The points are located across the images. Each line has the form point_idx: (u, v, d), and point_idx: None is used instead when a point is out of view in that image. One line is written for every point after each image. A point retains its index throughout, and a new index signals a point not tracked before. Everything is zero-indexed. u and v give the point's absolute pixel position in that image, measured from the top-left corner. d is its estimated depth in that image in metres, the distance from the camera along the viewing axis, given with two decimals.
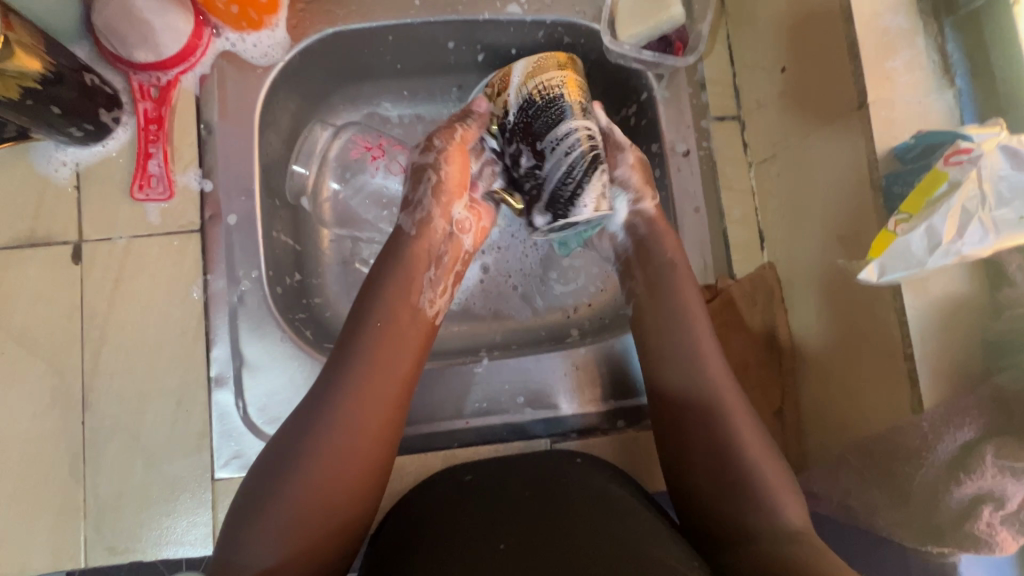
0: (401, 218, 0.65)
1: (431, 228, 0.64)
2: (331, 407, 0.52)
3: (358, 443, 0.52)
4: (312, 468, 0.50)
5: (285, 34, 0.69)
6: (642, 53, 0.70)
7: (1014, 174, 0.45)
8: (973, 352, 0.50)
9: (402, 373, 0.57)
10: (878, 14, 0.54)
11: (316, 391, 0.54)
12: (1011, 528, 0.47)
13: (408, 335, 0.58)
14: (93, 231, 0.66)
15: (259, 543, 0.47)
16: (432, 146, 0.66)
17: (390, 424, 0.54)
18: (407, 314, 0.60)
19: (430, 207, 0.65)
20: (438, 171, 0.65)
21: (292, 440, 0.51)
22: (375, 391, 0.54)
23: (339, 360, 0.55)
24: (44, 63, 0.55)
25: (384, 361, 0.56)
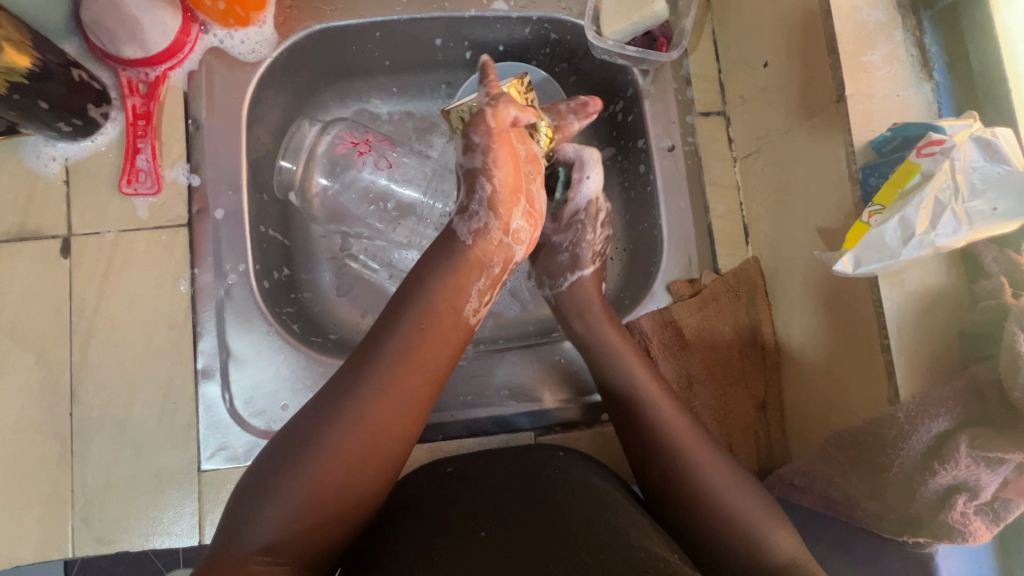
0: (454, 224, 0.60)
1: (487, 239, 0.59)
2: (353, 401, 0.50)
3: (381, 441, 0.50)
4: (330, 458, 0.48)
5: (272, 30, 0.69)
6: (626, 49, 0.71)
7: (987, 166, 0.46)
8: (949, 343, 0.51)
9: (435, 376, 0.54)
10: (856, 9, 0.54)
11: (339, 381, 0.52)
12: (985, 516, 0.48)
13: (447, 339, 0.55)
14: (82, 225, 0.67)
15: (264, 528, 0.46)
16: (475, 146, 0.58)
17: (415, 424, 0.53)
18: (449, 316, 0.56)
19: (485, 214, 0.59)
20: (489, 178, 0.58)
21: (311, 431, 0.49)
22: (406, 391, 0.52)
23: (370, 350, 0.53)
24: (32, 59, 0.56)
25: (419, 361, 0.53)
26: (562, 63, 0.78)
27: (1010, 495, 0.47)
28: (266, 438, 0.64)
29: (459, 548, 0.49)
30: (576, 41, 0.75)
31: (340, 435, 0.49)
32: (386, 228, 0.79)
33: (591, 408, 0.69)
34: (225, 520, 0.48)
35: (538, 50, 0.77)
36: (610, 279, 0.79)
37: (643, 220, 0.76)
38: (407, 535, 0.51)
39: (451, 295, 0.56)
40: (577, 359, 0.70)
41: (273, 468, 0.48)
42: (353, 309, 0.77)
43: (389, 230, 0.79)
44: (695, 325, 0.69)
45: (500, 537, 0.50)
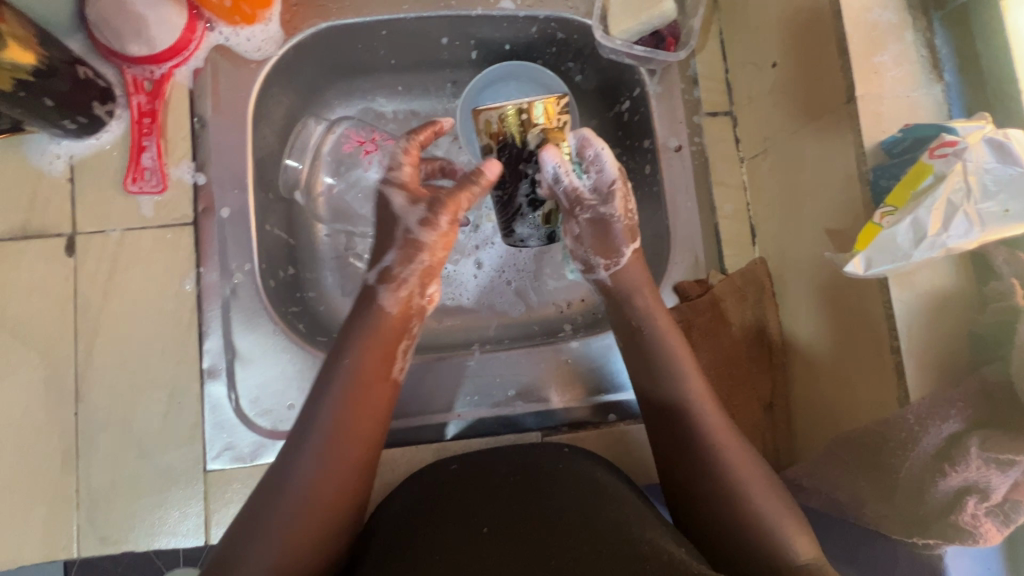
0: (375, 293, 0.57)
1: (405, 304, 0.57)
2: (293, 489, 0.47)
3: (324, 521, 0.48)
4: (279, 553, 0.46)
5: (278, 28, 0.69)
6: (634, 48, 0.70)
7: (1000, 167, 0.45)
8: (958, 345, 0.50)
9: (370, 439, 0.51)
10: (867, 9, 0.54)
11: (279, 469, 0.49)
12: (995, 519, 0.47)
13: (375, 400, 0.52)
14: (87, 224, 0.66)
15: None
16: (433, 224, 0.58)
17: (357, 492, 0.50)
18: (376, 379, 0.53)
19: (412, 285, 0.58)
20: (428, 255, 0.58)
21: (256, 524, 0.47)
22: (341, 466, 0.49)
23: (300, 434, 0.50)
24: (37, 55, 0.56)
25: (351, 432, 0.50)
26: (568, 62, 0.78)
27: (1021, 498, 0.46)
28: (272, 438, 0.64)
29: (463, 548, 0.49)
30: (583, 40, 0.74)
31: (282, 527, 0.46)
32: None
33: (607, 406, 0.69)
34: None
35: (544, 49, 0.77)
36: None
37: (649, 219, 0.76)
38: (412, 532, 0.52)
39: (382, 355, 0.54)
40: (595, 359, 0.70)
41: (235, 543, 0.46)
42: None
43: None
44: (702, 325, 0.69)
45: (504, 536, 0.50)
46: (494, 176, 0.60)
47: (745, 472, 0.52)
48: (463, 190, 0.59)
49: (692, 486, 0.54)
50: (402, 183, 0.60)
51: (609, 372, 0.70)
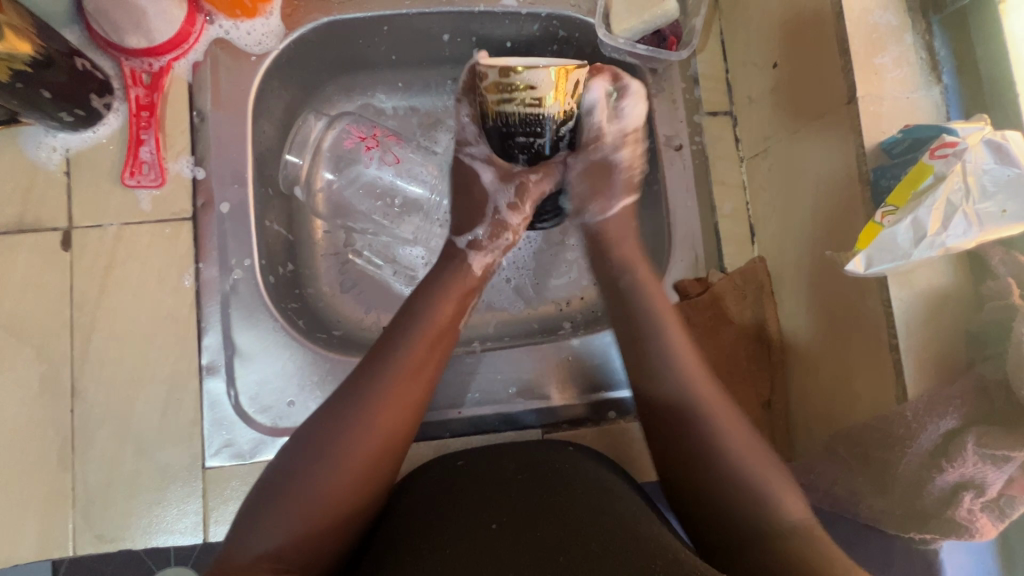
0: (467, 256, 0.65)
1: (489, 267, 0.66)
2: (353, 416, 0.52)
3: (374, 454, 0.52)
4: (339, 463, 0.50)
5: (279, 22, 0.68)
6: (635, 47, 0.71)
7: (998, 168, 0.46)
8: (954, 343, 0.51)
9: (428, 383, 0.56)
10: (868, 11, 0.54)
11: (337, 398, 0.54)
12: (990, 513, 0.48)
13: (438, 347, 0.58)
14: (83, 218, 0.65)
15: (271, 532, 0.48)
16: (523, 209, 0.66)
17: (407, 434, 0.55)
18: (439, 327, 0.59)
19: (497, 255, 0.67)
20: (514, 234, 0.67)
21: (314, 445, 0.51)
22: (404, 398, 0.54)
23: (371, 361, 0.56)
24: (34, 46, 0.55)
25: (415, 368, 0.56)
26: (570, 61, 0.77)
27: (1015, 492, 0.47)
28: (272, 435, 0.64)
29: (471, 543, 0.50)
30: (585, 39, 0.74)
31: (335, 451, 0.51)
32: (390, 224, 0.78)
33: (608, 403, 0.69)
34: (233, 525, 0.49)
35: (545, 47, 0.76)
36: None
37: (650, 218, 0.76)
38: (415, 527, 0.52)
39: (445, 318, 0.60)
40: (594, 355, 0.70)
41: (297, 456, 0.51)
42: (355, 306, 0.76)
43: (394, 226, 0.78)
44: (701, 323, 0.70)
45: (512, 531, 0.50)
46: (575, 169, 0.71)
47: (761, 472, 0.52)
48: (544, 177, 0.66)
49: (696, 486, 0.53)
50: (491, 158, 0.67)
51: (610, 369, 0.70)
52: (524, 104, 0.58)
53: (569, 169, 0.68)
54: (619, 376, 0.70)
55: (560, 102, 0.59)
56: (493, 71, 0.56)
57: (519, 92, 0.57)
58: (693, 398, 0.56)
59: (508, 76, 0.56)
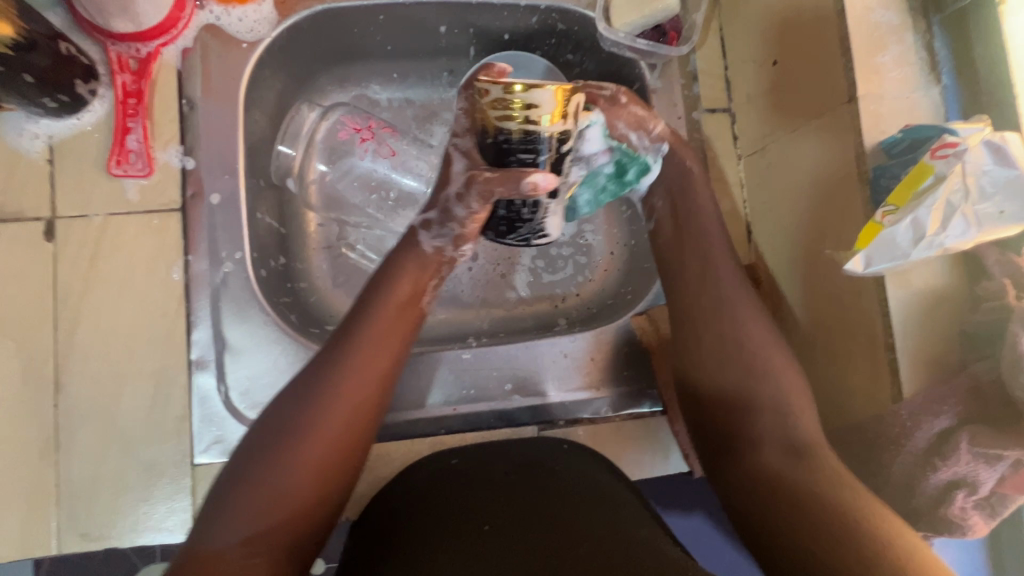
0: (417, 237, 0.63)
1: (442, 252, 0.63)
2: (313, 396, 0.51)
3: (342, 433, 0.51)
4: (305, 445, 0.49)
5: (272, 10, 0.67)
6: (636, 41, 0.70)
7: (997, 169, 0.46)
8: (950, 342, 0.52)
9: (393, 357, 0.56)
10: (869, 10, 0.54)
11: (300, 379, 0.53)
12: (982, 512, 0.49)
13: (403, 324, 0.58)
14: (68, 208, 0.63)
15: (240, 522, 0.46)
16: (467, 202, 0.59)
17: (374, 413, 0.54)
18: (406, 304, 0.59)
19: (447, 242, 0.64)
20: (462, 226, 0.62)
21: (277, 429, 0.50)
22: (368, 378, 0.53)
23: (336, 341, 0.55)
24: (16, 28, 0.52)
25: (378, 346, 0.55)
26: (567, 54, 0.76)
27: (1007, 491, 0.48)
28: None
29: (460, 540, 0.49)
30: (583, 32, 0.73)
31: (301, 437, 0.49)
32: (384, 218, 0.77)
33: (615, 398, 0.70)
34: (196, 522, 0.48)
35: (543, 40, 0.75)
36: (611, 275, 0.79)
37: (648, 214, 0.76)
38: (406, 525, 0.51)
39: (406, 293, 0.59)
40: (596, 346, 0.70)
41: (262, 442, 0.50)
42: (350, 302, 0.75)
43: (389, 220, 0.77)
44: None
45: (504, 533, 0.49)
46: (544, 186, 0.54)
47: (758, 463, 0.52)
48: (500, 180, 0.55)
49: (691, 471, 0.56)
50: (467, 149, 0.62)
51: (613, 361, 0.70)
52: (518, 120, 0.50)
53: (530, 179, 0.54)
54: (651, 363, 0.70)
55: (554, 123, 0.50)
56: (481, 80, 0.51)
57: (510, 109, 0.50)
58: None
59: (502, 88, 0.49)
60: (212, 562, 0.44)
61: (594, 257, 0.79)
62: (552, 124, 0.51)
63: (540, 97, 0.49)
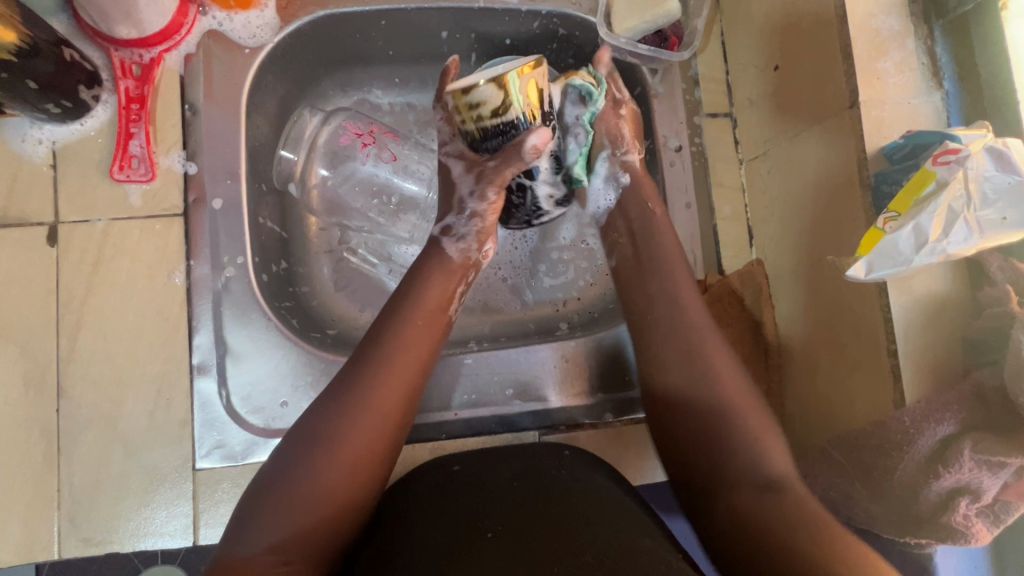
0: (441, 243, 0.64)
1: (469, 255, 0.64)
2: (348, 402, 0.52)
3: (372, 440, 0.51)
4: (336, 451, 0.50)
5: (274, 15, 0.67)
6: (636, 47, 0.71)
7: (999, 175, 0.46)
8: (953, 349, 0.51)
9: (422, 364, 0.56)
10: (871, 15, 0.54)
11: (332, 386, 0.53)
12: (986, 519, 0.49)
13: (431, 329, 0.58)
14: (70, 213, 0.64)
15: (270, 527, 0.47)
16: (485, 196, 0.63)
17: (402, 422, 0.54)
18: (433, 310, 0.59)
19: (471, 242, 0.65)
20: (483, 219, 0.65)
21: (310, 436, 0.50)
22: (398, 385, 0.54)
23: (366, 347, 0.55)
24: (19, 34, 0.53)
25: (407, 352, 0.55)
26: (568, 59, 0.77)
27: (1011, 498, 0.48)
28: (263, 436, 0.63)
29: (465, 547, 0.49)
30: (584, 37, 0.73)
31: (332, 444, 0.50)
32: (386, 223, 0.77)
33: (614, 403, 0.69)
34: (231, 525, 0.48)
35: (544, 45, 0.75)
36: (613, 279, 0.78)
37: None
38: (410, 531, 0.51)
39: (438, 299, 0.60)
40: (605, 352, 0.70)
41: (295, 448, 0.50)
42: (351, 305, 0.75)
43: (391, 225, 0.77)
44: None
45: (508, 540, 0.49)
46: (540, 146, 0.56)
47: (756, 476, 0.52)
48: (504, 162, 0.59)
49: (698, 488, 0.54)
50: (461, 151, 0.64)
51: (611, 366, 0.70)
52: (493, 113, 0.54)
53: (527, 146, 0.56)
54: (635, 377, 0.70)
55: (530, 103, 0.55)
56: (454, 94, 0.55)
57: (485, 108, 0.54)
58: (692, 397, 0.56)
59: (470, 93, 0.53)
60: (247, 562, 0.45)
61: (596, 261, 0.79)
62: (526, 103, 0.55)
63: (506, 81, 0.53)
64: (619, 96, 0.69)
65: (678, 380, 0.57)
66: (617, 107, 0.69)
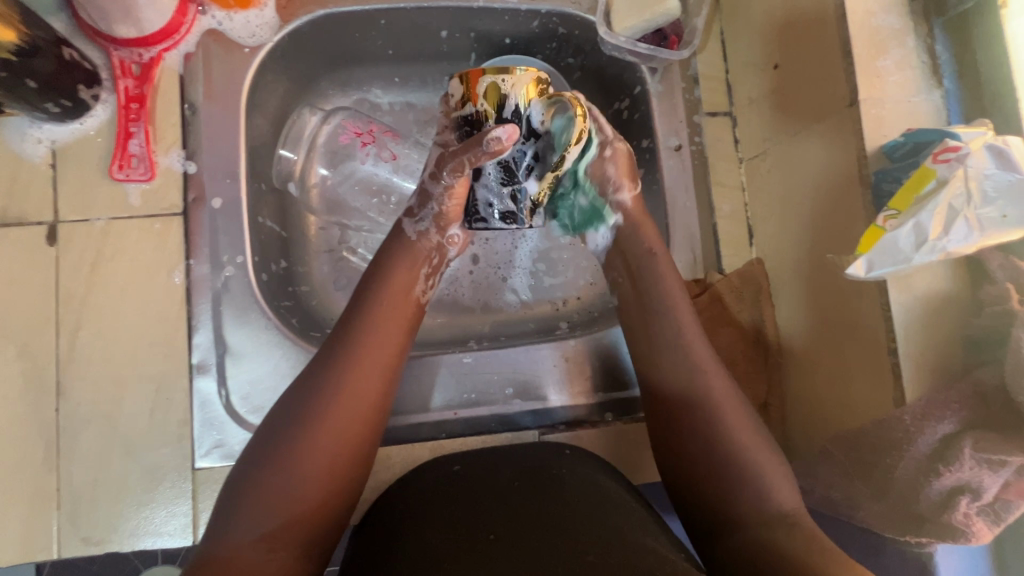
0: (403, 225, 0.64)
1: (428, 237, 0.64)
2: (320, 389, 0.52)
3: (346, 425, 0.51)
4: (310, 438, 0.50)
5: (274, 14, 0.67)
6: (636, 46, 0.70)
7: (1000, 173, 0.46)
8: (953, 347, 0.51)
9: (393, 349, 0.56)
10: (870, 14, 0.54)
11: (303, 376, 0.54)
12: (986, 518, 0.48)
13: (400, 314, 0.58)
14: (70, 212, 0.64)
15: (252, 518, 0.47)
16: (438, 177, 0.61)
17: (376, 407, 0.54)
18: (404, 297, 0.59)
19: (431, 226, 0.64)
20: (438, 203, 0.62)
21: (284, 425, 0.51)
22: (367, 370, 0.54)
23: (337, 335, 0.56)
24: (19, 33, 0.53)
25: (376, 337, 0.56)
26: (568, 58, 0.77)
27: (1011, 496, 0.47)
28: None
29: (467, 543, 0.49)
30: (584, 36, 0.73)
31: (305, 431, 0.50)
32: (386, 222, 0.77)
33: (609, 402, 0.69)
34: (212, 521, 0.48)
35: (544, 44, 0.75)
36: None
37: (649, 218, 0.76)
38: (414, 528, 0.51)
39: (402, 284, 0.60)
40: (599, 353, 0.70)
41: (271, 439, 0.50)
42: None
43: (390, 224, 0.77)
44: (700, 324, 0.69)
45: (510, 536, 0.49)
46: (504, 139, 0.52)
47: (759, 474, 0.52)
48: (466, 151, 0.55)
49: (697, 491, 0.54)
50: (443, 141, 0.63)
51: (606, 366, 0.70)
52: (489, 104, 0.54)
53: (490, 136, 0.52)
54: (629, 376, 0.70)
55: (527, 98, 0.54)
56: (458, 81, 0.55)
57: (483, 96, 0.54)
58: (696, 397, 0.56)
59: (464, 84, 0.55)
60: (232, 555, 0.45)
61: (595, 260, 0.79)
62: (523, 97, 0.54)
63: (502, 79, 0.53)
64: (604, 134, 0.65)
65: (681, 379, 0.57)
66: (604, 147, 0.65)
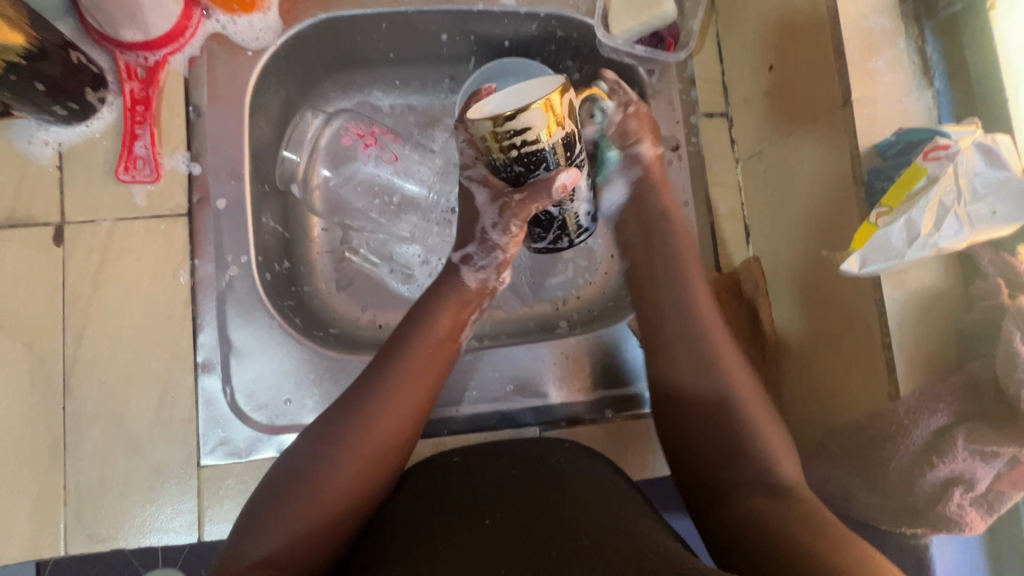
0: (461, 271, 0.66)
1: (485, 283, 0.66)
2: (355, 416, 0.53)
3: (377, 455, 0.52)
4: (342, 463, 0.51)
5: (277, 18, 0.68)
6: (633, 49, 0.72)
7: (989, 171, 0.47)
8: (946, 342, 0.52)
9: (431, 386, 0.57)
10: (862, 16, 0.55)
11: (342, 401, 0.55)
12: (979, 508, 0.49)
13: (442, 351, 0.59)
14: (77, 213, 0.64)
15: (271, 533, 0.47)
16: (508, 230, 0.63)
17: (408, 441, 0.55)
18: (444, 334, 0.60)
19: (490, 272, 0.66)
20: (505, 252, 0.65)
21: (319, 447, 0.52)
22: (406, 406, 0.55)
23: (379, 364, 0.57)
24: (28, 37, 0.54)
25: (415, 371, 0.57)
26: (566, 61, 0.77)
27: (1004, 487, 0.48)
28: (268, 433, 0.63)
29: (463, 535, 0.50)
30: (582, 39, 0.74)
31: (338, 456, 0.51)
32: (387, 223, 0.77)
33: (607, 400, 0.70)
34: (235, 530, 0.49)
35: (543, 47, 0.76)
36: (612, 277, 0.79)
37: None
38: (410, 523, 0.52)
39: (442, 321, 0.61)
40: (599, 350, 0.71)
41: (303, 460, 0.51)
42: (353, 305, 0.76)
43: (391, 224, 0.78)
44: None
45: (505, 527, 0.50)
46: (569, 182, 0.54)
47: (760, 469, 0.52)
48: (529, 199, 0.57)
49: None
50: (484, 177, 0.65)
51: (610, 362, 0.71)
52: None
53: (557, 181, 0.53)
54: (630, 374, 0.70)
55: None
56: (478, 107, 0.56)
57: None
58: None
59: None
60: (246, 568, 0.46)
61: (595, 260, 0.80)
62: None
63: None
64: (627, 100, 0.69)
65: None
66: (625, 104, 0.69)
